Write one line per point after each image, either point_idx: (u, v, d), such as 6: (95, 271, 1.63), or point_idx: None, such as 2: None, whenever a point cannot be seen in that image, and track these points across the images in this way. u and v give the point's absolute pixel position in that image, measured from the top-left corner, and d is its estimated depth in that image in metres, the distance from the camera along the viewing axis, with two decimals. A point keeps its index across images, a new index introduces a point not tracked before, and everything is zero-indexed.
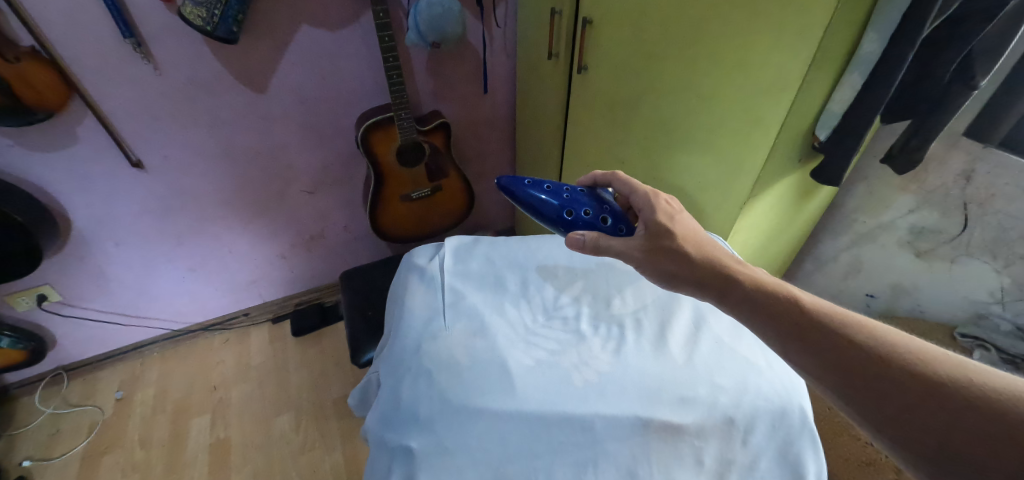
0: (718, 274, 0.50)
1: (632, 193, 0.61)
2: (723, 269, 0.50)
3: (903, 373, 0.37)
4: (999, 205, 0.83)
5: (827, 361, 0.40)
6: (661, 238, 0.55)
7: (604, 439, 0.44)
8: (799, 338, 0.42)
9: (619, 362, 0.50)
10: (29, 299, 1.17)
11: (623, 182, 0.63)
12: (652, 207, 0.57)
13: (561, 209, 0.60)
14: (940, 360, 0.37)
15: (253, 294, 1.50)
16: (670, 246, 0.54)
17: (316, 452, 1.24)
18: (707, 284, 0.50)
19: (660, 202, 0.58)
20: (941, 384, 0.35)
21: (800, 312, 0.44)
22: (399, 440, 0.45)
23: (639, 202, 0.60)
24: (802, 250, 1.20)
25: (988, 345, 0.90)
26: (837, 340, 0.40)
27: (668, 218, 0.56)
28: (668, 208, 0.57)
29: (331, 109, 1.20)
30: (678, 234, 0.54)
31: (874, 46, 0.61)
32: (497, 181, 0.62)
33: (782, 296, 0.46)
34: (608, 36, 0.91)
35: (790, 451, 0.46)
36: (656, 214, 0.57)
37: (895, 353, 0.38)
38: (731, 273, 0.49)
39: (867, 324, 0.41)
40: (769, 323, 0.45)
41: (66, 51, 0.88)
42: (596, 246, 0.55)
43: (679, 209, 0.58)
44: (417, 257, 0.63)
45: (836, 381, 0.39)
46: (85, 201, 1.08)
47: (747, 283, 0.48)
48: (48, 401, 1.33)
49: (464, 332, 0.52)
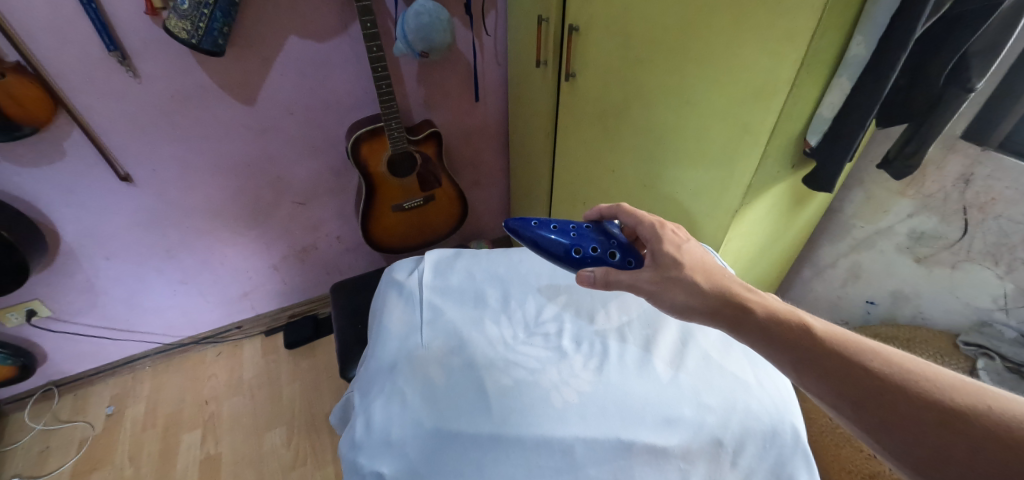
0: (721, 295, 0.48)
1: (638, 225, 0.57)
2: (729, 293, 0.48)
3: (920, 401, 0.35)
4: (999, 209, 0.81)
5: (843, 389, 0.38)
6: (670, 269, 0.51)
7: (584, 464, 0.42)
8: (812, 363, 0.41)
9: (601, 380, 0.48)
10: (19, 314, 1.16)
11: (628, 213, 0.59)
12: (659, 238, 0.54)
13: (569, 247, 0.57)
14: (959, 386, 0.36)
15: (246, 306, 1.49)
16: (678, 276, 0.50)
17: (307, 467, 1.22)
18: (717, 313, 0.47)
19: (666, 232, 0.55)
20: (960, 412, 0.34)
21: (813, 341, 0.42)
22: (369, 464, 0.43)
23: (645, 234, 0.56)
24: (801, 256, 1.18)
25: (991, 353, 0.86)
26: (850, 366, 0.39)
27: (675, 247, 0.52)
28: (675, 237, 0.54)
29: (321, 119, 1.19)
30: (687, 264, 0.50)
31: (862, 48, 0.59)
32: (505, 223, 0.59)
33: (792, 321, 0.44)
34: (595, 42, 0.90)
35: (782, 476, 0.44)
36: (663, 243, 0.53)
37: (912, 379, 0.37)
38: (739, 299, 0.47)
39: (880, 350, 0.40)
40: (778, 347, 0.43)
41: (51, 65, 0.87)
42: (607, 281, 0.51)
43: (687, 238, 0.54)
44: (396, 272, 0.62)
45: (851, 410, 0.38)
46: (73, 215, 1.06)
47: (758, 310, 0.45)
48: (38, 417, 1.31)
49: (442, 350, 0.50)
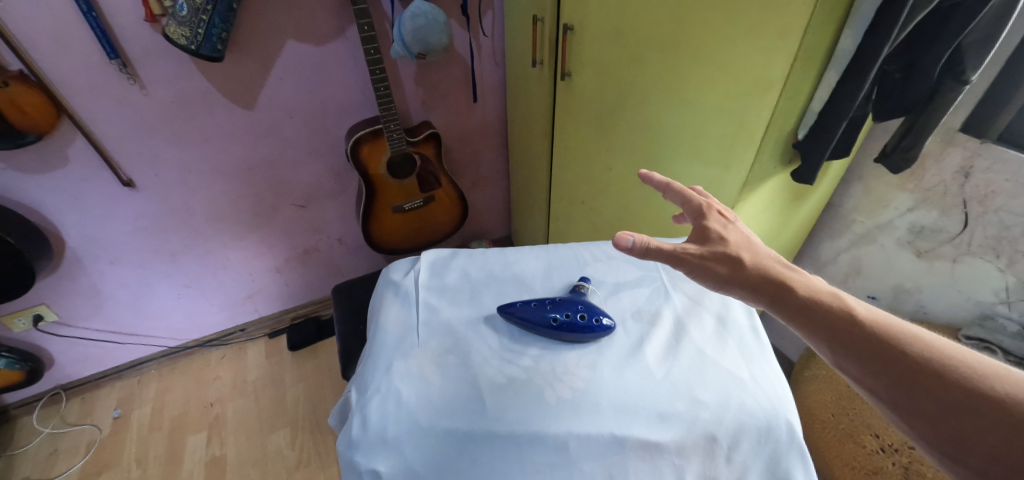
0: (764, 276, 0.47)
1: (684, 204, 0.55)
2: (772, 273, 0.47)
3: (957, 387, 0.36)
4: (999, 201, 0.80)
5: (877, 368, 0.39)
6: (716, 245, 0.50)
7: (578, 459, 0.42)
8: (848, 343, 0.41)
9: (596, 376, 0.48)
10: (26, 319, 1.17)
11: (675, 191, 0.56)
12: (705, 216, 0.53)
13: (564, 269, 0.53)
14: (1000, 376, 0.36)
15: (249, 309, 1.50)
16: (725, 253, 0.49)
17: (311, 468, 1.22)
18: (759, 290, 0.46)
19: (712, 214, 0.53)
20: (996, 399, 0.34)
21: (851, 321, 0.42)
22: (365, 463, 0.42)
23: (690, 213, 0.54)
24: (801, 251, 1.18)
25: (994, 347, 0.86)
26: (887, 348, 0.39)
27: (722, 226, 0.52)
28: (722, 218, 0.53)
29: (320, 123, 1.20)
30: (732, 242, 0.50)
31: (850, 42, 0.59)
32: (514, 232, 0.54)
33: (833, 303, 0.43)
34: (590, 41, 0.90)
35: (777, 469, 0.44)
36: (709, 221, 0.52)
37: (950, 366, 0.37)
38: (782, 278, 0.46)
39: (920, 336, 0.40)
40: (816, 329, 0.43)
41: (54, 74, 0.88)
42: (647, 250, 0.48)
43: (734, 219, 0.53)
44: (393, 272, 0.63)
45: (884, 391, 0.38)
46: (77, 220, 1.08)
47: (799, 290, 0.45)
48: (46, 421, 1.33)
49: (437, 350, 0.51)
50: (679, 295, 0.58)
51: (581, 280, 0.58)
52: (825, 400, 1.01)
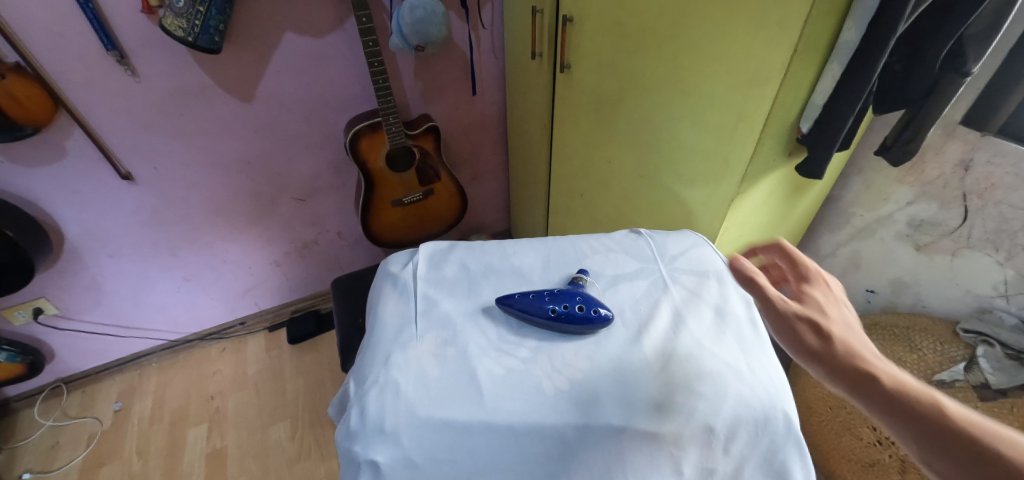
0: (852, 357, 0.40)
1: (791, 265, 0.49)
2: (863, 357, 0.40)
3: None
4: (999, 195, 0.80)
5: None
6: (810, 311, 0.44)
7: (575, 449, 0.43)
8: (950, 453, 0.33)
9: (594, 368, 0.48)
10: (26, 312, 1.17)
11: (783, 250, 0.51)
12: (811, 283, 0.46)
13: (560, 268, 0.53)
14: None
15: (248, 303, 1.50)
16: (816, 322, 0.43)
17: (311, 460, 1.23)
18: (841, 369, 0.39)
19: (819, 282, 0.47)
20: None
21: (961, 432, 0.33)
22: (364, 453, 0.43)
23: (794, 275, 0.48)
24: (801, 245, 1.18)
25: (991, 341, 0.84)
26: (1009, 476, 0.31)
27: (826, 299, 0.45)
28: (828, 289, 0.46)
29: (319, 115, 1.19)
30: (832, 317, 0.43)
31: (854, 33, 0.58)
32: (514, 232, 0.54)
33: (940, 408, 0.35)
34: (589, 32, 0.89)
35: (773, 460, 0.45)
36: (812, 289, 0.46)
37: None
38: (872, 364, 0.39)
39: None
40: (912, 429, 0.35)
41: (51, 66, 0.88)
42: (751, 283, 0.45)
43: (840, 292, 0.46)
44: (391, 264, 0.63)
45: None
46: (76, 214, 1.08)
47: (895, 380, 0.37)
48: (48, 413, 1.33)
49: (434, 342, 0.51)
50: (677, 287, 0.58)
51: (579, 272, 0.58)
52: (822, 393, 1.02)
